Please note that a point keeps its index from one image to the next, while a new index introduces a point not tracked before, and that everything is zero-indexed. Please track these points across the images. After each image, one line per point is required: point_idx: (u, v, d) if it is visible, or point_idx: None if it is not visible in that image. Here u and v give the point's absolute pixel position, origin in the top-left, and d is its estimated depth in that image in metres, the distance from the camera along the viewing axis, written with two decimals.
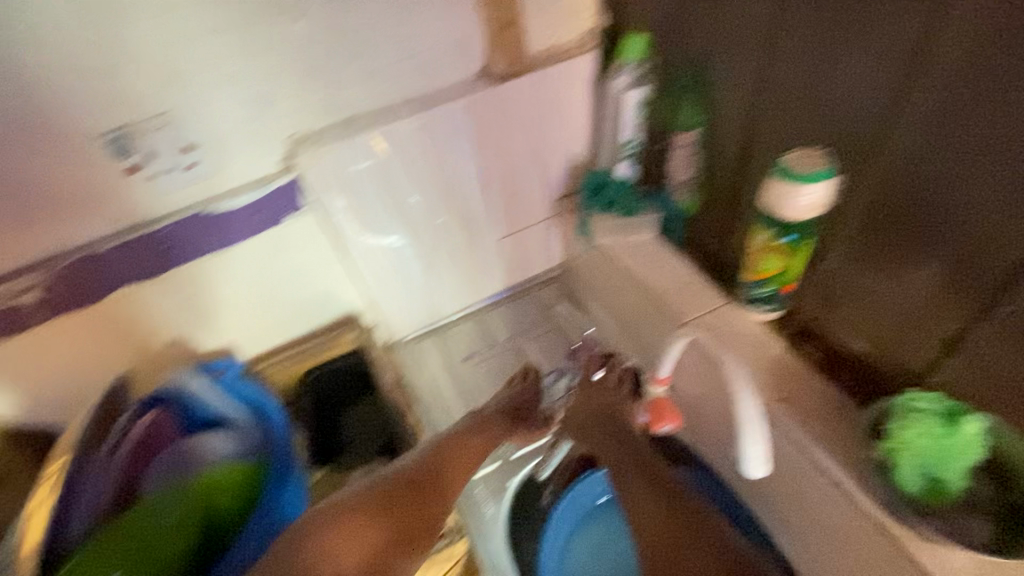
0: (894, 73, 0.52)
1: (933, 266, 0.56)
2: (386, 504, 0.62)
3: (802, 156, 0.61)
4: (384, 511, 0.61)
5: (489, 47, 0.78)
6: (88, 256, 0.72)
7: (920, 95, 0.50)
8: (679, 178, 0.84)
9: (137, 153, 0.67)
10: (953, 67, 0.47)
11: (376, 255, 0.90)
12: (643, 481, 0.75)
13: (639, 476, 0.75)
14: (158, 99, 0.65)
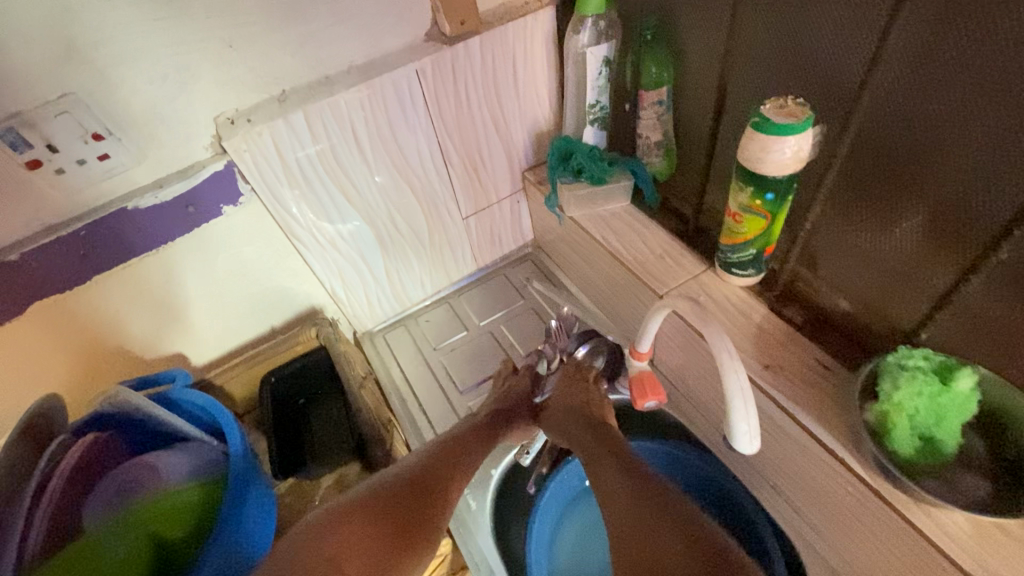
0: (882, 8, 0.46)
1: (918, 218, 0.52)
2: (385, 508, 0.64)
3: (777, 105, 0.54)
4: (383, 514, 0.63)
5: (436, 10, 0.71)
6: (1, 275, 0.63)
7: (909, 29, 0.45)
8: (648, 140, 0.79)
9: (35, 148, 0.58)
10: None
11: (333, 244, 0.83)
12: (601, 445, 0.71)
13: (600, 445, 0.71)
14: (52, 79, 0.56)
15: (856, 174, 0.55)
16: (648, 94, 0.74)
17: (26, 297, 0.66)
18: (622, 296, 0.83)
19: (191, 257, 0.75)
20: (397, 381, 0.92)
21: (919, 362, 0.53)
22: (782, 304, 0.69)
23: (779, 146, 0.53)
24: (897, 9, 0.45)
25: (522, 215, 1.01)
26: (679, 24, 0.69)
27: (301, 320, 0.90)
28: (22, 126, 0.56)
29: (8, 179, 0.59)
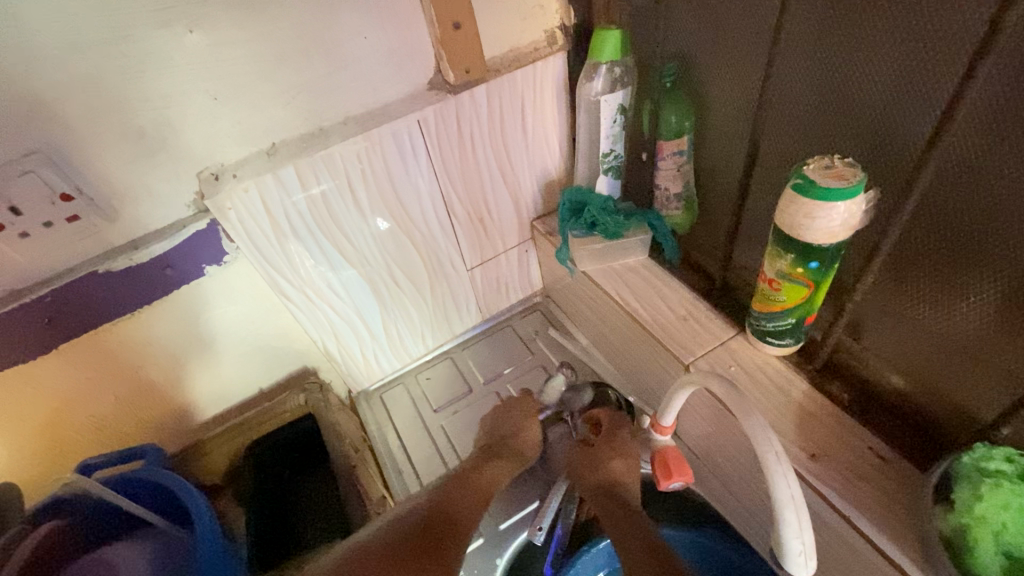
0: (956, 61, 0.40)
1: (997, 294, 0.44)
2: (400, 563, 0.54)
3: (822, 165, 0.48)
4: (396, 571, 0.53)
5: (439, 57, 0.66)
6: None
7: (989, 84, 0.39)
8: (667, 191, 0.73)
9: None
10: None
11: (327, 302, 0.77)
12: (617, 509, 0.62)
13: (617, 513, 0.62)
14: (16, 137, 0.51)
15: (918, 240, 0.48)
16: (668, 143, 0.68)
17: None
18: (641, 360, 0.75)
19: (170, 321, 0.68)
20: (393, 449, 0.84)
21: (1001, 466, 0.45)
22: (825, 379, 0.61)
23: (828, 212, 0.47)
24: (976, 62, 0.39)
25: (531, 265, 0.95)
26: (702, 73, 0.63)
27: (291, 382, 0.84)
28: None
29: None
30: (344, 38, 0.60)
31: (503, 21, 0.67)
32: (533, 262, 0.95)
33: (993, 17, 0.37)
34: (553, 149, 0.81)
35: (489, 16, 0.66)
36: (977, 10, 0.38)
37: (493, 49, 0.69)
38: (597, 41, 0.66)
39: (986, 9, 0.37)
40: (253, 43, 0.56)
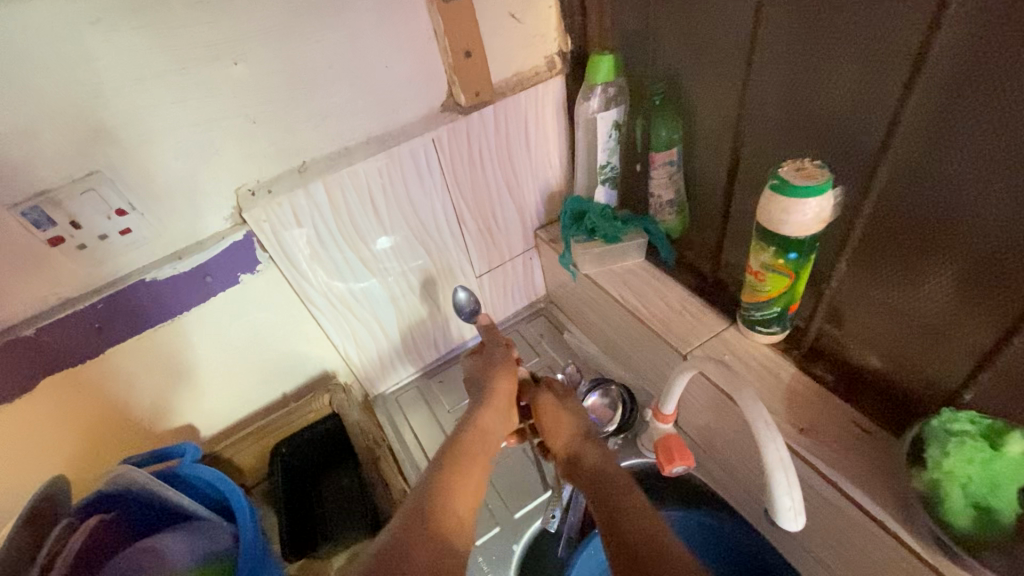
0: (900, 73, 0.47)
1: (952, 273, 0.51)
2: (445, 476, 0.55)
3: (795, 167, 0.55)
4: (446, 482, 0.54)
5: (451, 81, 0.73)
6: (15, 351, 0.62)
7: (928, 91, 0.46)
8: (661, 198, 0.79)
9: (61, 224, 0.59)
10: (958, 59, 0.43)
11: (348, 308, 0.83)
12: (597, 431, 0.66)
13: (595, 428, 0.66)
14: (82, 159, 0.57)
15: (881, 230, 0.55)
16: (659, 154, 0.75)
17: (40, 371, 0.65)
18: (641, 354, 0.81)
19: (205, 326, 0.74)
20: (411, 446, 0.89)
21: (965, 426, 0.51)
22: (810, 361, 0.67)
23: (802, 207, 0.53)
24: (914, 74, 0.46)
25: (535, 272, 1.01)
26: (688, 91, 0.71)
27: (314, 386, 0.89)
28: (47, 204, 0.57)
29: (32, 256, 0.59)
30: (369, 66, 0.67)
31: (508, 51, 0.75)
32: (537, 271, 1.01)
33: (925, 36, 0.44)
34: (554, 163, 0.88)
35: (495, 47, 0.73)
36: (912, 31, 0.45)
37: (499, 75, 0.76)
38: (593, 65, 0.74)
39: (921, 32, 0.45)
40: (289, 72, 0.62)
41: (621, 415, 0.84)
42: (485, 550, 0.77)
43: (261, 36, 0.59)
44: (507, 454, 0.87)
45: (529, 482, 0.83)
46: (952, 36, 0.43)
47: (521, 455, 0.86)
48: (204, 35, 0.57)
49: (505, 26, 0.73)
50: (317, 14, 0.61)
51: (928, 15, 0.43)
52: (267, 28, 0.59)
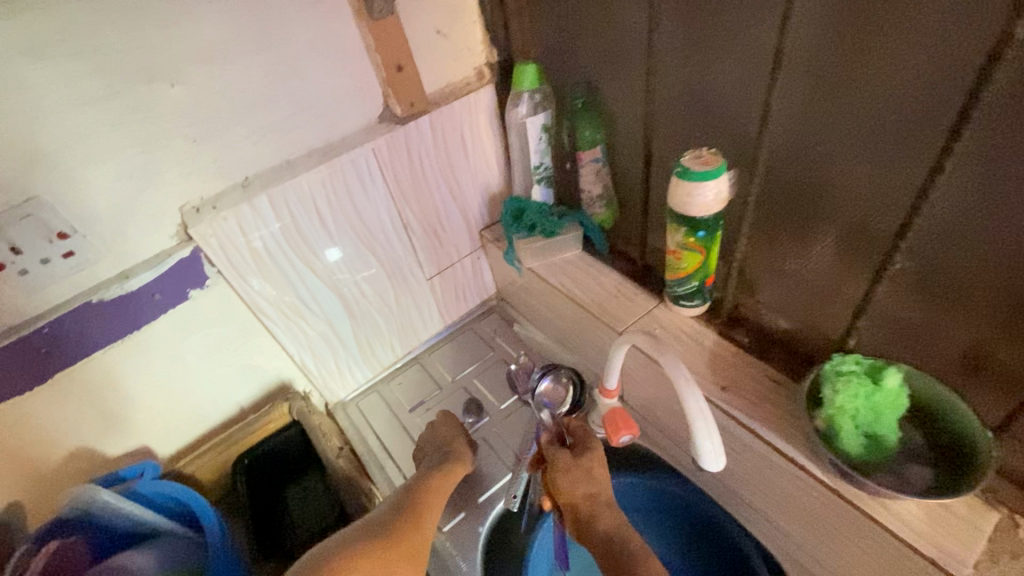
0: (764, 72, 0.55)
1: (833, 237, 0.59)
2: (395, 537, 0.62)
3: (694, 155, 0.63)
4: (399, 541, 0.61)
5: (386, 94, 0.77)
6: None
7: (787, 85, 0.54)
8: (591, 193, 0.87)
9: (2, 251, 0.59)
10: (807, 56, 0.51)
11: (301, 317, 0.85)
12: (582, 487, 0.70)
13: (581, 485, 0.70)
14: (20, 185, 0.58)
15: (773, 205, 0.63)
16: (586, 153, 0.82)
17: None
18: (585, 337, 0.88)
19: (156, 344, 0.75)
20: (375, 447, 0.92)
21: (852, 366, 0.59)
22: (730, 328, 0.75)
23: (701, 191, 0.61)
24: (775, 70, 0.54)
25: (483, 271, 1.06)
26: (605, 95, 0.78)
27: (272, 398, 0.90)
28: None
29: None
30: (304, 83, 0.70)
31: (439, 63, 0.80)
32: (486, 271, 1.07)
33: (779, 38, 0.52)
34: (492, 167, 0.94)
35: (426, 60, 0.78)
36: (769, 36, 0.53)
37: (432, 87, 0.81)
38: (517, 74, 0.80)
39: (775, 36, 0.53)
40: (225, 91, 0.65)
41: (572, 395, 0.90)
42: (450, 537, 0.81)
43: (196, 58, 0.62)
44: None
45: (491, 468, 0.88)
46: (799, 38, 0.51)
47: (482, 444, 0.91)
48: (139, 59, 0.59)
49: (434, 41, 0.78)
50: (251, 35, 0.64)
51: (778, 22, 0.52)
52: (200, 51, 0.62)
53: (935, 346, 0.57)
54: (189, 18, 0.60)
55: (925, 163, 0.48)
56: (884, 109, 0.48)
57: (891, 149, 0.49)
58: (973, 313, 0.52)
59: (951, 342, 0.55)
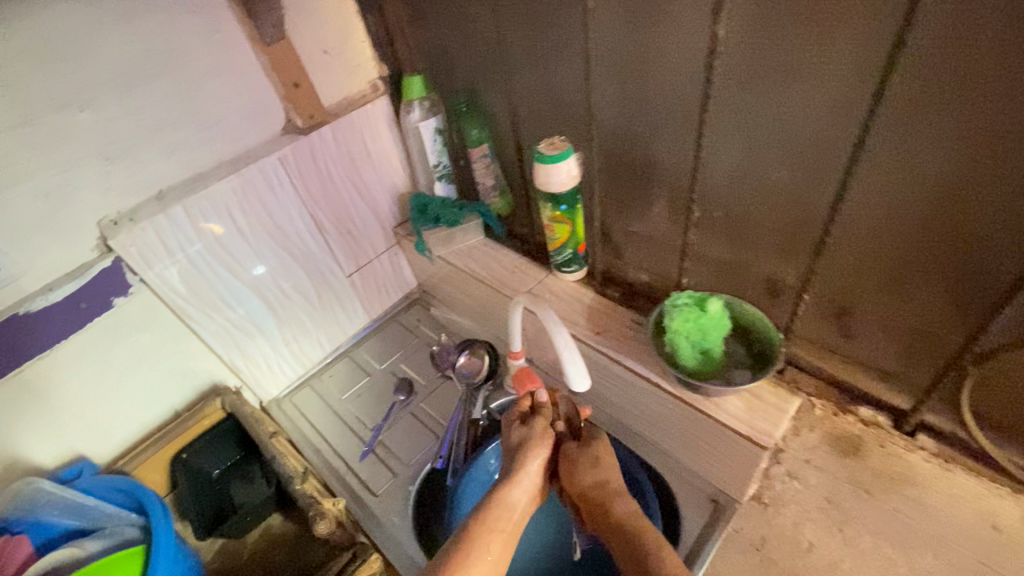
0: (581, 71, 0.70)
1: (664, 199, 0.74)
2: None
3: (548, 143, 0.77)
4: None
5: (287, 109, 0.87)
6: None
7: (599, 81, 0.69)
8: (485, 184, 0.99)
9: None
10: (609, 57, 0.66)
11: (225, 318, 0.92)
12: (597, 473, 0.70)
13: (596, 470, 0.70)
14: None
15: (615, 178, 0.78)
16: (474, 150, 0.94)
17: None
18: (493, 311, 0.99)
19: (84, 352, 0.80)
20: (309, 433, 1.00)
21: (685, 300, 0.73)
22: (604, 286, 0.90)
23: (557, 170, 0.75)
24: (589, 69, 0.69)
25: (402, 266, 1.15)
26: (482, 99, 0.90)
27: (205, 398, 0.97)
28: None
29: None
30: (208, 103, 0.79)
31: (335, 79, 0.90)
32: (407, 266, 1.15)
33: (585, 45, 0.67)
34: (398, 170, 1.04)
35: (322, 77, 0.88)
36: (578, 43, 0.68)
37: (331, 100, 0.91)
38: (407, 85, 0.91)
39: (581, 43, 0.67)
40: (132, 114, 0.73)
41: (489, 362, 1.01)
42: (380, 500, 0.90)
43: (102, 86, 0.69)
44: (395, 418, 1.01)
45: (419, 436, 0.98)
46: (599, 44, 0.65)
47: (410, 418, 1.00)
48: (47, 90, 0.66)
49: (327, 60, 0.88)
50: (152, 63, 0.72)
51: (582, 33, 0.66)
52: (105, 80, 0.69)
53: (746, 277, 0.72)
54: (91, 52, 0.67)
55: (697, 134, 0.64)
56: (669, 93, 0.63)
57: (680, 122, 0.65)
58: (772, 246, 0.66)
59: (755, 272, 0.71)
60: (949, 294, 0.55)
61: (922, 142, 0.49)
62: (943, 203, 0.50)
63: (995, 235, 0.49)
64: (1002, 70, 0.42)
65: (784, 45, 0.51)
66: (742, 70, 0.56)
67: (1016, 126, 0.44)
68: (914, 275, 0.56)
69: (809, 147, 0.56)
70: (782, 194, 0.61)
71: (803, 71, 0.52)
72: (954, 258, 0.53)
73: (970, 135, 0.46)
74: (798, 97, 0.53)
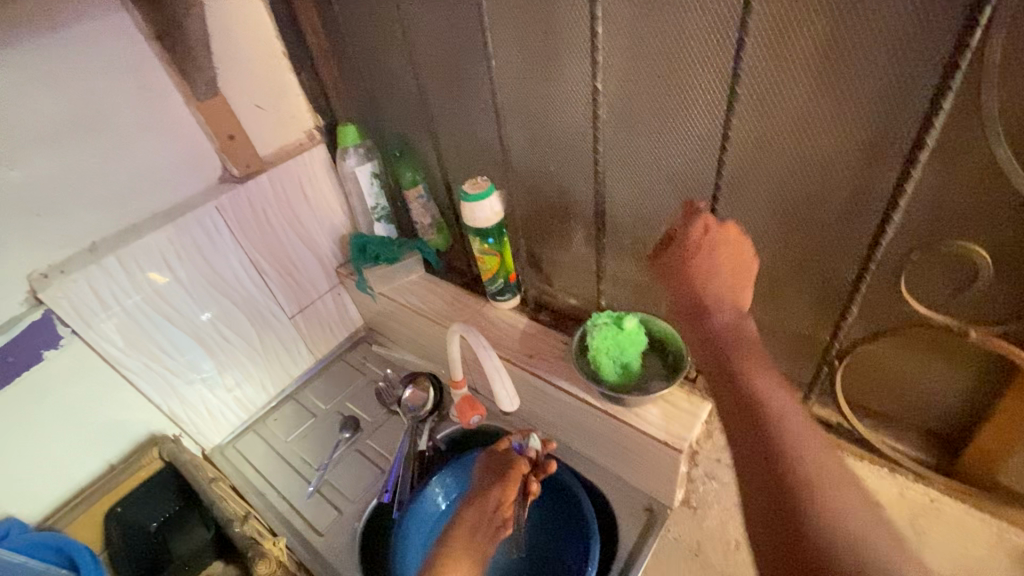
0: (493, 115, 0.78)
1: (580, 227, 0.82)
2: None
3: (472, 181, 0.84)
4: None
5: (223, 159, 0.91)
6: None
7: (509, 125, 0.77)
8: (422, 223, 1.04)
9: None
10: (514, 105, 0.74)
11: (161, 366, 0.92)
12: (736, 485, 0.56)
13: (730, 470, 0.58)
14: None
15: (535, 210, 0.85)
16: (410, 192, 1.00)
17: None
18: (436, 343, 1.03)
19: (10, 408, 0.79)
20: (252, 478, 0.99)
21: (604, 318, 0.79)
22: (537, 311, 0.95)
23: (480, 207, 0.81)
24: (500, 117, 0.77)
25: (346, 304, 1.17)
26: (414, 144, 0.97)
27: (141, 449, 0.95)
28: None
29: None
30: (142, 156, 0.82)
31: (272, 130, 0.95)
32: (352, 305, 1.17)
33: (492, 94, 0.75)
34: (336, 212, 1.08)
35: (257, 127, 0.93)
36: (488, 92, 0.76)
37: (268, 150, 0.95)
38: (341, 134, 0.96)
39: (489, 91, 0.76)
40: (65, 170, 0.75)
41: (433, 395, 1.03)
42: (324, 540, 0.90)
43: (34, 144, 0.72)
44: (340, 455, 1.01)
45: (365, 473, 0.98)
46: (505, 93, 0.74)
47: (356, 454, 1.01)
48: None
49: (263, 113, 0.93)
50: (83, 121, 0.75)
51: (489, 83, 0.75)
52: (38, 138, 0.72)
53: (658, 294, 0.79)
54: (22, 113, 0.70)
55: (594, 168, 0.72)
56: (571, 133, 0.71)
57: (582, 160, 0.73)
58: None
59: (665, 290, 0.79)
60: (814, 297, 0.64)
61: (769, 164, 0.58)
62: (790, 220, 0.60)
63: (836, 239, 0.58)
64: (809, 114, 0.52)
65: (654, 95, 0.61)
66: (624, 113, 0.64)
67: (832, 150, 0.53)
68: (787, 277, 0.64)
69: (685, 178, 0.65)
70: (672, 219, 0.69)
71: (672, 110, 0.61)
72: (808, 265, 0.62)
73: (804, 158, 0.55)
74: (672, 132, 0.62)
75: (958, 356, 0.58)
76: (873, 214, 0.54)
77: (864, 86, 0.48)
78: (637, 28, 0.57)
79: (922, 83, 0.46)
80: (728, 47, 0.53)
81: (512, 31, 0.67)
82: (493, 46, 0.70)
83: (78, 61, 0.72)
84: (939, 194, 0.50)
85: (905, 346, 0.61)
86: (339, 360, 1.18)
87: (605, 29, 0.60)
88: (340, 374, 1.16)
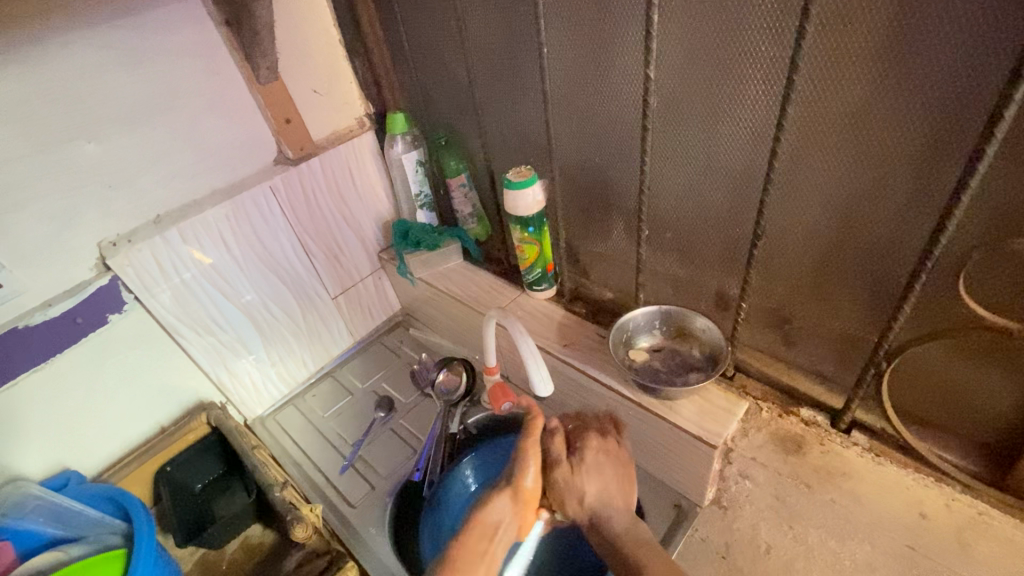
0: (541, 105, 0.79)
1: (622, 218, 0.82)
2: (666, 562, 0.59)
3: (516, 170, 0.85)
4: None
5: (279, 141, 0.94)
6: None
7: (556, 114, 0.78)
8: (463, 212, 1.06)
9: None
10: (562, 92, 0.75)
11: (211, 337, 0.96)
12: None
13: None
14: None
15: (578, 201, 0.86)
16: (453, 180, 1.02)
17: None
18: (472, 329, 1.05)
19: (77, 366, 0.85)
20: (290, 449, 1.04)
21: None
22: (572, 302, 0.96)
23: (523, 196, 0.82)
24: (547, 106, 0.78)
25: (386, 289, 1.20)
26: (460, 134, 0.99)
27: (188, 416, 1.00)
28: None
29: None
30: (204, 134, 0.86)
31: (324, 115, 0.98)
32: (391, 290, 1.20)
33: (542, 83, 0.76)
34: (382, 198, 1.11)
35: (311, 112, 0.96)
36: (538, 81, 0.77)
37: (320, 135, 0.99)
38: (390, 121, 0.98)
39: (538, 80, 0.77)
40: (137, 146, 0.80)
41: (466, 380, 1.05)
42: (355, 512, 0.93)
43: (110, 120, 0.77)
44: (376, 432, 1.04)
45: (398, 449, 1.01)
46: (554, 82, 0.75)
47: (390, 434, 1.04)
48: (62, 123, 0.73)
49: (318, 98, 0.96)
50: (153, 100, 0.79)
51: (539, 72, 0.76)
52: (114, 115, 0.77)
53: (699, 290, 0.79)
54: (102, 89, 0.75)
55: (640, 161, 0.72)
56: (620, 125, 0.72)
57: (629, 150, 0.73)
58: (718, 261, 0.74)
59: (706, 287, 0.78)
60: (864, 297, 0.62)
61: (824, 158, 0.57)
62: (843, 219, 0.59)
63: (889, 239, 0.57)
64: (869, 106, 0.51)
65: (707, 84, 0.60)
66: (676, 101, 0.64)
67: (890, 145, 0.52)
68: (837, 277, 0.63)
69: (735, 171, 0.64)
70: (719, 212, 0.69)
71: (726, 101, 0.60)
72: (859, 265, 0.60)
73: (861, 152, 0.54)
74: (725, 124, 0.62)
75: (1017, 362, 0.56)
76: (930, 214, 0.53)
77: (929, 79, 0.47)
78: (694, 15, 0.57)
79: (991, 76, 0.44)
80: (788, 35, 0.53)
81: (566, 18, 0.68)
82: (546, 34, 0.71)
83: (153, 42, 0.77)
84: (1004, 192, 0.48)
85: (963, 349, 0.58)
86: (377, 342, 1.21)
87: (661, 15, 0.60)
88: (377, 355, 1.19)
